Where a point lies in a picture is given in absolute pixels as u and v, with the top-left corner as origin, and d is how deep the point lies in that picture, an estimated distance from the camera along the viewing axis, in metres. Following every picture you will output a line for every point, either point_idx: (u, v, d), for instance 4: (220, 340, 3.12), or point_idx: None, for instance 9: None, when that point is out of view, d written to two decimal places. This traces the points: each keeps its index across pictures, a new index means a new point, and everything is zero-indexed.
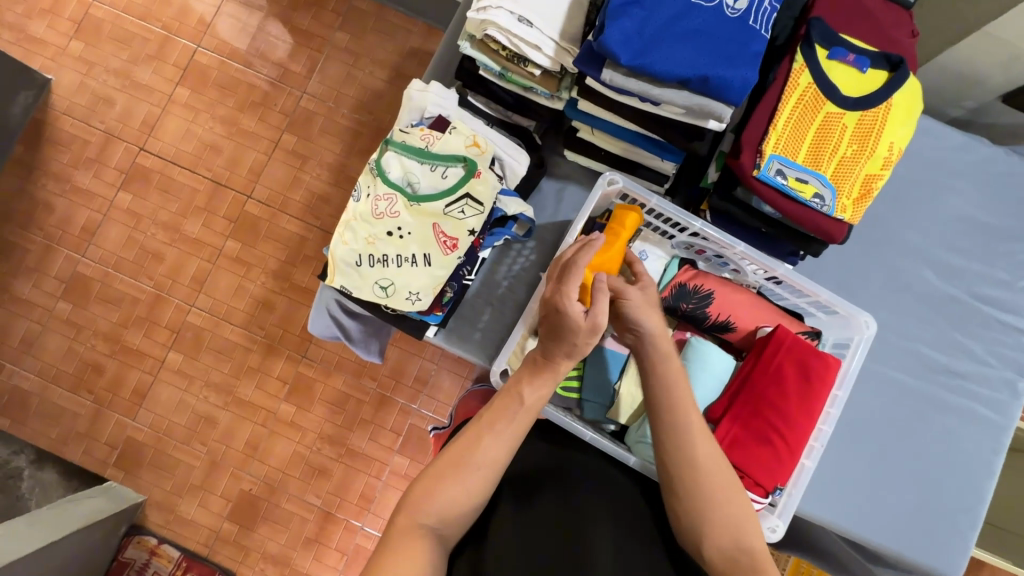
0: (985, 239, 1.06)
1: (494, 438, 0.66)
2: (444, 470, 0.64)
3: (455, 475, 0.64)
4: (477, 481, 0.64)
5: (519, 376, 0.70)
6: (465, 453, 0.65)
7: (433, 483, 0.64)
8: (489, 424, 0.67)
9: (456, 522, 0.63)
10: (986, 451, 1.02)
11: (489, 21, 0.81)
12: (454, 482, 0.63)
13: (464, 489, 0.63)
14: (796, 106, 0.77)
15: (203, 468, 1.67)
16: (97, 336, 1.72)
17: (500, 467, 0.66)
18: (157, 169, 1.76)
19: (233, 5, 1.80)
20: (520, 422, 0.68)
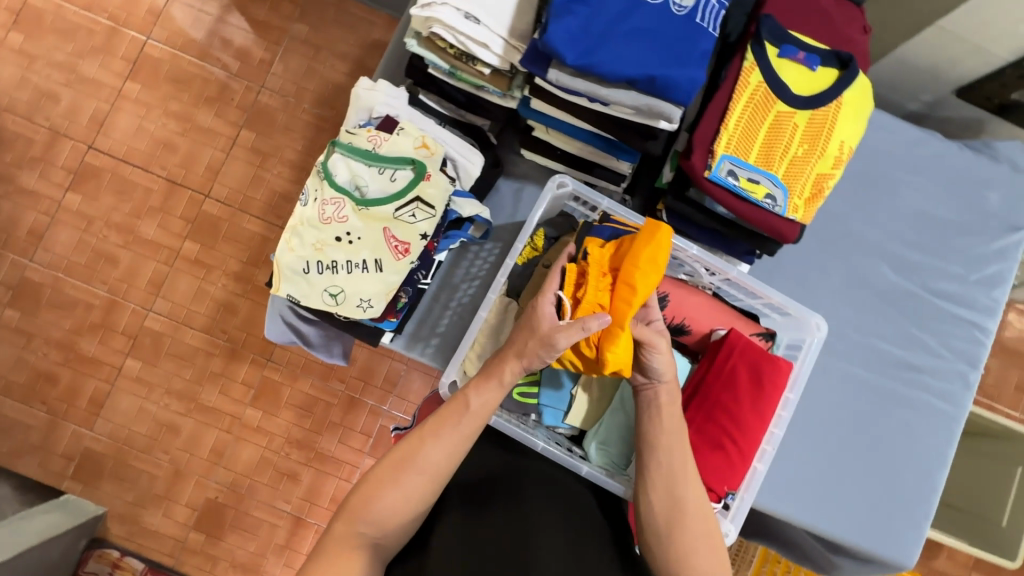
0: (939, 234, 1.08)
1: (439, 445, 0.65)
2: (384, 475, 0.63)
3: (394, 481, 0.63)
4: (418, 487, 0.63)
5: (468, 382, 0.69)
6: (405, 459, 0.64)
7: (372, 490, 0.62)
8: (432, 429, 0.66)
9: (394, 529, 0.62)
10: (940, 442, 1.04)
11: (434, 17, 0.78)
12: (392, 489, 0.62)
13: (405, 494, 0.62)
14: (747, 105, 0.76)
15: (166, 477, 1.62)
16: (49, 344, 1.64)
17: (442, 473, 0.64)
18: (108, 168, 1.68)
19: None
20: (464, 429, 0.66)
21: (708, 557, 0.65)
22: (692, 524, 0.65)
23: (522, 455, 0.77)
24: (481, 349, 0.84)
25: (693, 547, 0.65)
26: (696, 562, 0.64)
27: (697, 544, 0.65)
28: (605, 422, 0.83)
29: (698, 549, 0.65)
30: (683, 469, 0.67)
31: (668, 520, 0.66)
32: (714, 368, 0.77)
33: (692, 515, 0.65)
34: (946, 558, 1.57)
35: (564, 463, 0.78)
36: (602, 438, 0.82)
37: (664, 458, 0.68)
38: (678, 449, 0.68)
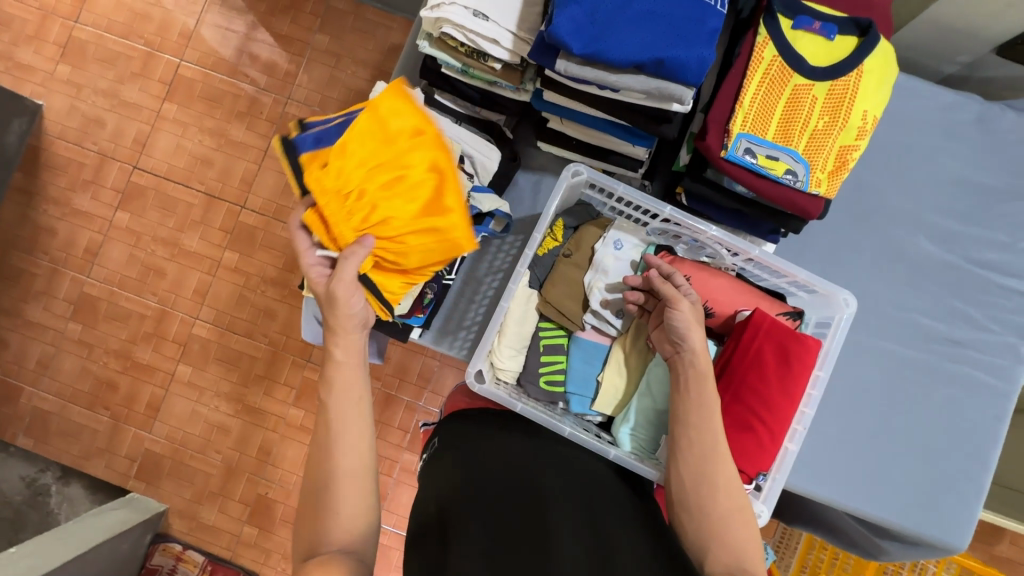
0: (981, 201, 1.03)
1: (342, 435, 0.64)
2: (315, 494, 0.62)
3: (329, 495, 0.62)
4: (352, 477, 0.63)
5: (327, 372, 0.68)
6: (326, 469, 0.63)
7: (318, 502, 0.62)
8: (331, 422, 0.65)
9: (357, 529, 0.62)
10: (990, 419, 0.99)
11: (444, 18, 0.80)
12: (337, 493, 0.62)
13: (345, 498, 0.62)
14: (762, 81, 0.75)
15: (220, 474, 1.72)
16: (108, 354, 1.76)
17: (363, 455, 0.65)
18: (152, 186, 1.78)
19: (213, 15, 1.80)
20: (352, 401, 0.66)
21: (741, 530, 0.64)
22: (721, 500, 0.65)
23: (545, 440, 0.79)
24: (506, 339, 0.87)
25: (723, 520, 0.64)
26: (728, 535, 0.63)
27: (730, 518, 0.64)
28: (632, 408, 0.83)
29: (729, 523, 0.64)
30: (712, 444, 0.67)
31: (698, 495, 0.66)
32: (739, 349, 0.77)
33: (722, 490, 0.65)
34: (1008, 542, 1.50)
35: (590, 447, 0.80)
36: (631, 422, 0.83)
37: (695, 435, 0.68)
38: (709, 424, 0.68)
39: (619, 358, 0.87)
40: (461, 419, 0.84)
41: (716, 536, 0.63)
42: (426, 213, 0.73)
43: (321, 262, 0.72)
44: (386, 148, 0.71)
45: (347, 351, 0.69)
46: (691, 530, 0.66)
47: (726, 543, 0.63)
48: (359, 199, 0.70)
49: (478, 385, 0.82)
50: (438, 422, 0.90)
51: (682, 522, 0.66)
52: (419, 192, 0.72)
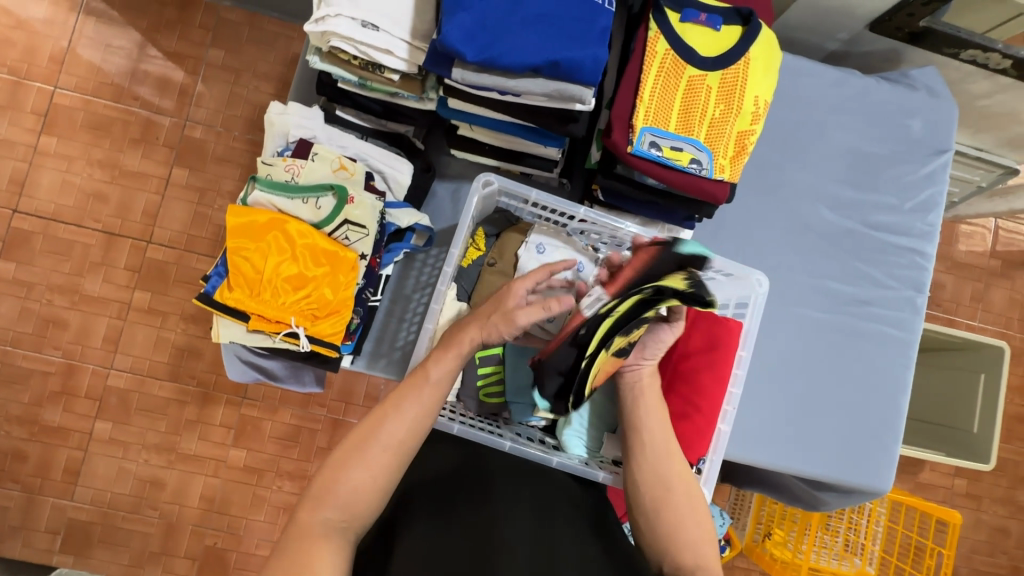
0: (870, 167, 1.10)
1: (399, 419, 0.62)
2: (345, 452, 0.59)
3: (355, 462, 0.59)
4: (386, 456, 0.60)
5: (429, 358, 0.68)
6: (368, 436, 0.61)
7: (347, 467, 0.59)
8: (398, 401, 0.64)
9: (366, 505, 0.58)
10: (899, 367, 1.08)
11: (331, 31, 0.76)
12: (359, 465, 0.59)
13: (371, 471, 0.59)
14: (659, 74, 0.76)
15: (160, 532, 1.59)
16: (11, 421, 1.58)
17: (408, 448, 0.62)
18: (38, 230, 1.61)
19: (87, 35, 1.64)
20: (427, 401, 0.65)
21: (699, 529, 0.64)
22: (677, 502, 0.65)
23: (482, 451, 0.77)
24: None
25: (680, 519, 0.64)
26: (685, 537, 0.63)
27: (676, 522, 0.64)
28: (573, 410, 0.82)
29: (688, 526, 0.64)
30: (661, 445, 0.69)
31: (653, 499, 0.66)
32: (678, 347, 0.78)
33: (677, 493, 0.66)
34: (929, 471, 1.65)
35: (533, 457, 0.78)
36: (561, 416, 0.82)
37: (647, 439, 0.70)
38: (647, 440, 0.69)
39: None
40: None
41: (672, 539, 0.63)
42: (310, 262, 0.82)
43: (266, 288, 0.81)
44: (248, 243, 0.81)
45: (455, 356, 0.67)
46: (649, 537, 0.65)
47: (690, 544, 0.63)
48: (260, 278, 0.82)
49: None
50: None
51: (640, 524, 0.66)
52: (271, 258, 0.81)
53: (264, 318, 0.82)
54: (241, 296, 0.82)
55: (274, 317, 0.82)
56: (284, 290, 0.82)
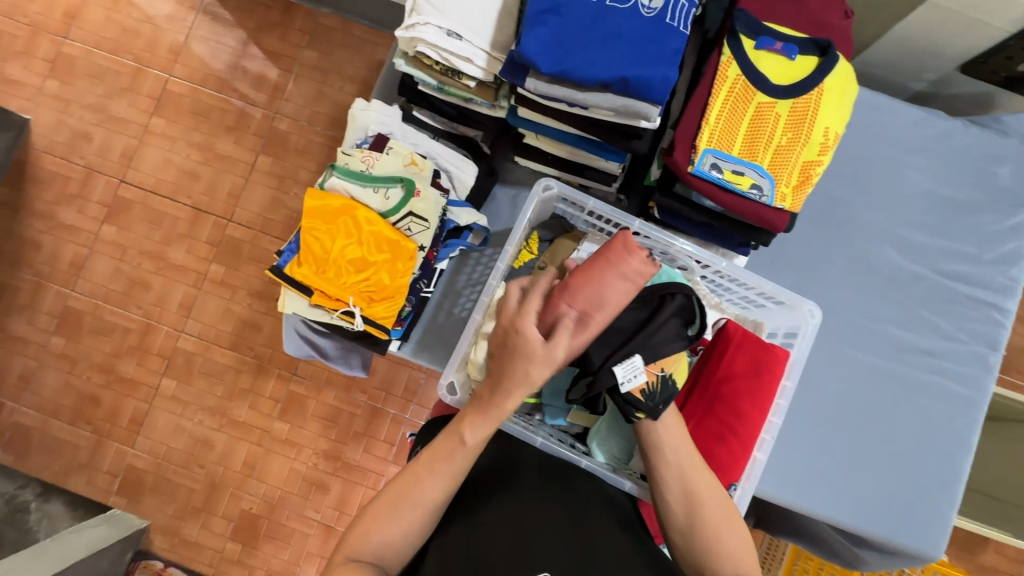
0: (948, 213, 1.05)
1: (432, 481, 0.65)
2: (378, 508, 0.64)
3: (391, 515, 0.63)
4: (420, 516, 0.64)
5: (463, 415, 0.66)
6: (400, 493, 0.64)
7: (384, 512, 0.63)
8: (429, 462, 0.65)
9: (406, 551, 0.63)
10: (963, 428, 1.01)
11: (418, 37, 0.82)
12: (392, 523, 0.63)
13: (404, 529, 0.63)
14: (727, 98, 0.77)
15: (203, 490, 1.70)
16: (92, 368, 1.76)
17: (439, 506, 0.65)
18: (138, 200, 1.79)
19: (202, 31, 1.83)
20: (459, 465, 0.65)
21: (736, 538, 0.65)
22: (710, 514, 0.65)
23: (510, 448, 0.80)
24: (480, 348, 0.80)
25: (716, 531, 0.65)
26: (724, 547, 0.64)
27: (711, 534, 0.64)
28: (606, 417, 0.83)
29: (724, 537, 0.64)
30: (686, 460, 0.67)
31: (687, 515, 0.66)
32: (717, 368, 0.75)
33: (709, 503, 0.65)
34: (994, 553, 1.50)
35: (563, 457, 0.80)
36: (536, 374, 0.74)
37: (670, 454, 0.67)
38: (671, 459, 0.67)
39: None
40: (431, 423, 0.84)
41: (709, 551, 0.64)
42: (374, 247, 0.88)
43: (330, 266, 0.88)
44: (319, 223, 0.88)
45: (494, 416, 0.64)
46: (686, 553, 0.66)
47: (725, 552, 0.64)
48: (327, 257, 0.88)
49: (451, 397, 0.81)
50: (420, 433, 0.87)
51: (678, 545, 0.66)
52: (339, 240, 0.88)
53: (325, 293, 0.88)
54: (309, 272, 0.88)
55: (336, 293, 0.88)
56: (347, 269, 0.88)
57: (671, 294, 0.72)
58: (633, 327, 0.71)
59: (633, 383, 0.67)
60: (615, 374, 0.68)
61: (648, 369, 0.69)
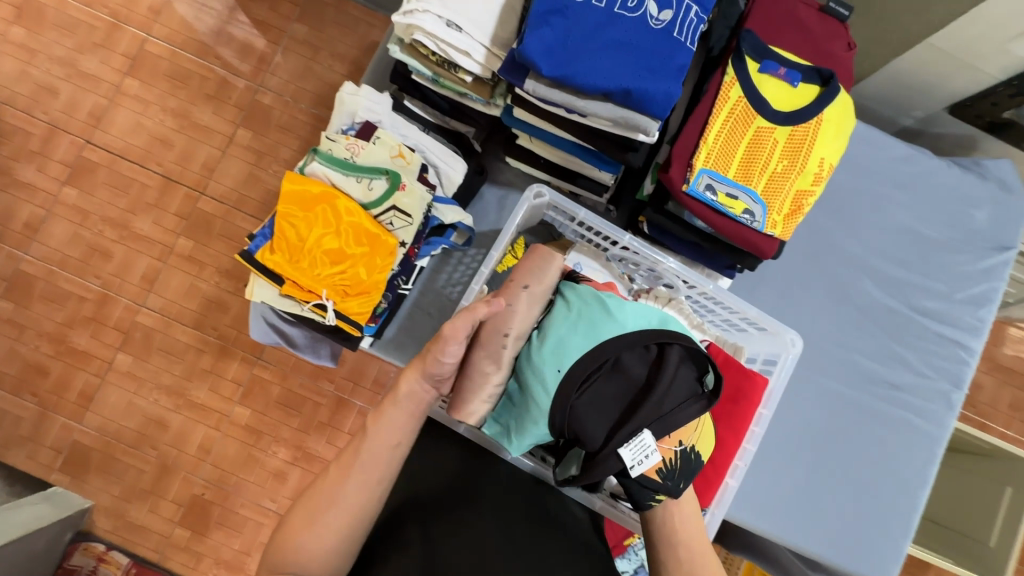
0: (927, 251, 1.07)
1: (351, 482, 0.63)
2: (299, 516, 0.62)
3: (308, 521, 0.60)
4: (341, 519, 0.61)
5: (380, 411, 0.66)
6: (321, 500, 0.62)
7: (305, 519, 0.61)
8: (347, 462, 0.63)
9: (327, 564, 0.61)
10: (922, 462, 1.03)
11: (415, 24, 0.78)
12: (311, 529, 0.60)
13: (324, 535, 0.61)
14: (727, 119, 0.76)
15: (153, 472, 1.63)
16: (41, 337, 1.66)
17: (361, 510, 0.62)
18: (104, 163, 1.69)
19: None
20: (377, 462, 0.64)
21: None
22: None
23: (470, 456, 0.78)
24: None
25: None
26: None
27: None
28: None
29: None
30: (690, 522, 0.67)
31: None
32: None
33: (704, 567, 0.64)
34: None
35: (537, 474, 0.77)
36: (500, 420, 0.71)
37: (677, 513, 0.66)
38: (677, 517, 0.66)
39: None
40: None
41: None
42: (352, 240, 0.84)
43: (303, 256, 0.84)
44: (296, 209, 0.84)
45: (406, 409, 0.66)
46: None
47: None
48: (301, 245, 0.84)
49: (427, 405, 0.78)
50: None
51: None
52: (316, 228, 0.84)
53: (295, 282, 0.84)
54: (280, 257, 0.84)
55: (305, 284, 0.84)
56: (319, 261, 0.84)
57: (668, 344, 0.66)
58: (644, 397, 0.63)
59: (644, 464, 0.62)
60: (622, 458, 0.61)
61: (663, 447, 0.65)
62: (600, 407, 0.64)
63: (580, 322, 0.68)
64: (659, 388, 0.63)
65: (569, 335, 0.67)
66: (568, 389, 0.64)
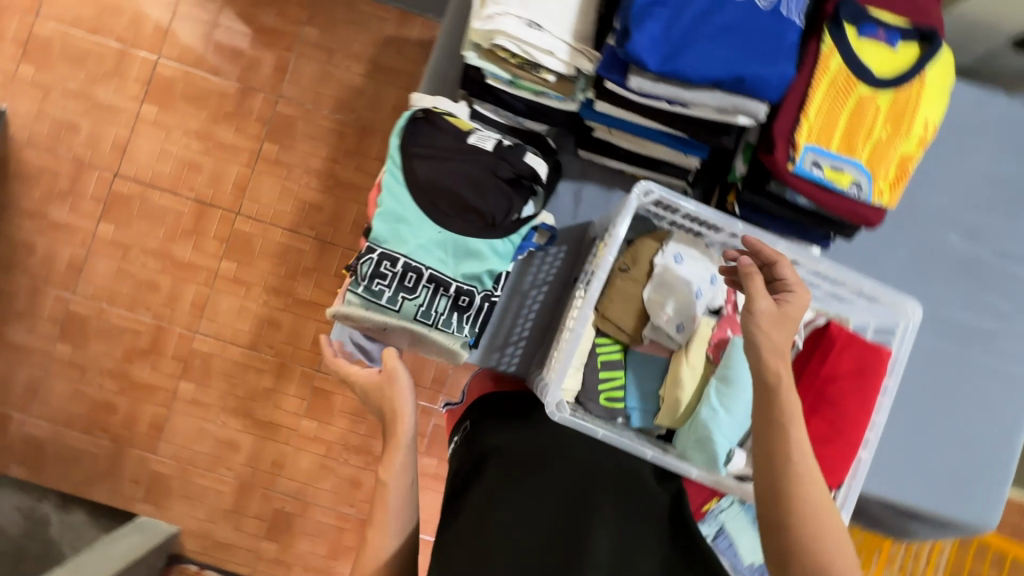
0: (1008, 194, 1.05)
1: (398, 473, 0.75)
2: (377, 520, 0.73)
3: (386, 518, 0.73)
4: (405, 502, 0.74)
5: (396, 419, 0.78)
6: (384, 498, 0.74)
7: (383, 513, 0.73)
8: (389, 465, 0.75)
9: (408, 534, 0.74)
10: (1017, 405, 1.04)
11: (498, 29, 0.76)
12: (388, 517, 0.73)
13: (399, 522, 0.73)
14: (829, 90, 0.74)
15: (232, 492, 1.67)
16: (103, 373, 1.68)
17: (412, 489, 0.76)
18: (137, 195, 1.68)
19: (189, 5, 1.68)
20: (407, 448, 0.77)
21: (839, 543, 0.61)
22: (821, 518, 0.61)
23: (536, 428, 0.84)
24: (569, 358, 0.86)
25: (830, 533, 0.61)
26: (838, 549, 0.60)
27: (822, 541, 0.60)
28: (700, 420, 0.83)
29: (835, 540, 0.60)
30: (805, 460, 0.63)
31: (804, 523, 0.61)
32: (820, 371, 0.74)
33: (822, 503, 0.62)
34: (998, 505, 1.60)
35: (671, 467, 0.81)
36: (496, 274, 0.87)
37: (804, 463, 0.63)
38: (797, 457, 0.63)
39: (681, 372, 0.85)
40: (503, 422, 0.88)
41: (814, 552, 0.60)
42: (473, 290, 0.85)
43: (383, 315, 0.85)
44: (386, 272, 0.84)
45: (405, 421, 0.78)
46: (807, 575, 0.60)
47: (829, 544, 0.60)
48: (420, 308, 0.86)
49: (558, 415, 0.79)
50: (467, 408, 0.98)
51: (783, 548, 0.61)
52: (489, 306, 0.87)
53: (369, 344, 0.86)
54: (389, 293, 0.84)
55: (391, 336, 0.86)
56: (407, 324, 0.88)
57: (418, 157, 0.85)
58: (442, 175, 0.84)
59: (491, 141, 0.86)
60: (528, 160, 0.87)
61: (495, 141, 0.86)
62: (455, 176, 0.84)
63: (405, 222, 0.83)
64: (448, 154, 0.85)
65: (416, 236, 0.83)
66: (448, 220, 0.84)
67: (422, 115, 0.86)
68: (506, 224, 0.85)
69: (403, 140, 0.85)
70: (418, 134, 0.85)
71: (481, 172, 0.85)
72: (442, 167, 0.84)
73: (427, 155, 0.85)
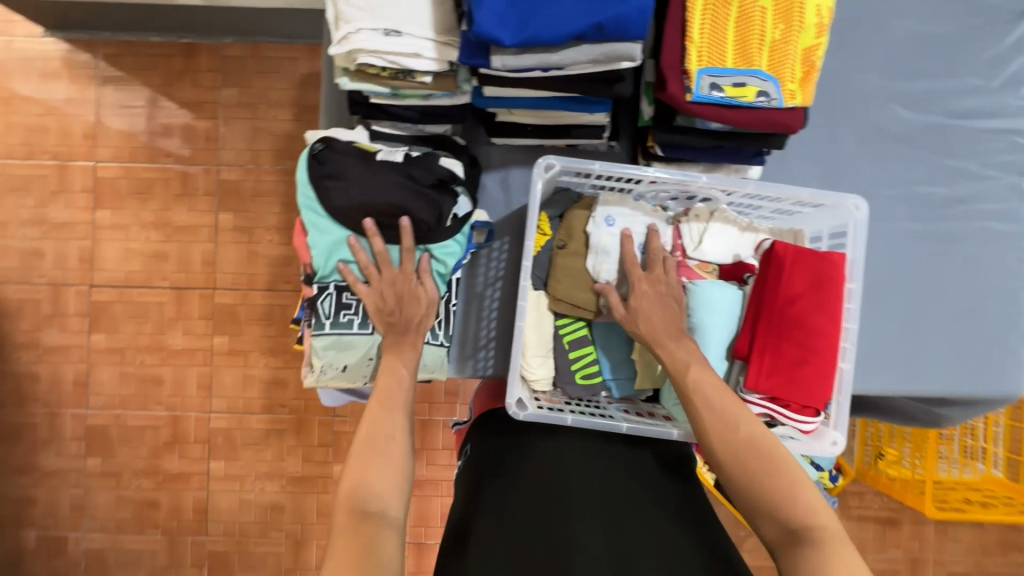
0: (948, 50, 0.98)
1: (387, 458, 0.69)
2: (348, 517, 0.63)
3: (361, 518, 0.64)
4: (391, 492, 0.67)
5: (366, 408, 0.74)
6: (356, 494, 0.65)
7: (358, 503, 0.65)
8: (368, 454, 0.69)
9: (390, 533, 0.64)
10: (1013, 263, 0.99)
11: (356, 48, 0.74)
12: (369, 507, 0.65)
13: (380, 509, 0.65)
14: (705, 8, 0.71)
15: (290, 551, 1.67)
16: (138, 475, 1.65)
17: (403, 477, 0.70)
18: (116, 300, 1.60)
19: (109, 93, 1.56)
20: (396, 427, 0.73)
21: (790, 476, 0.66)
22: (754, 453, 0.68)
23: (520, 433, 0.87)
24: (532, 350, 0.84)
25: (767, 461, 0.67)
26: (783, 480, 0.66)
27: (760, 470, 0.67)
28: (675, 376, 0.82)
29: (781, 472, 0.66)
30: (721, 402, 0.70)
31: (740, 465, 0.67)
32: (780, 295, 0.75)
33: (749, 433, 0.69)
34: None
35: (654, 433, 0.79)
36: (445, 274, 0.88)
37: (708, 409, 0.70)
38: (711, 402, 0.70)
39: None
40: (491, 437, 0.88)
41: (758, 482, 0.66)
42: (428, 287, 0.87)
43: (362, 284, 0.83)
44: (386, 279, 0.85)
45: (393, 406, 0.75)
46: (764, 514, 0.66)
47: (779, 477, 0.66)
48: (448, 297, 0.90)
49: (523, 412, 0.78)
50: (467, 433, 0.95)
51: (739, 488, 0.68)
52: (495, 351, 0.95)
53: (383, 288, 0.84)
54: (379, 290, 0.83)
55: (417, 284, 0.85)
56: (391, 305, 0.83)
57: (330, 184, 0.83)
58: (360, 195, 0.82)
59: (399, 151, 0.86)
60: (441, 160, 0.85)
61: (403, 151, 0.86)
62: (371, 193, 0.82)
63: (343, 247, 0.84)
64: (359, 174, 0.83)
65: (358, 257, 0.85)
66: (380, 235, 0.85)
67: (321, 145, 0.84)
68: (442, 229, 0.85)
69: (311, 173, 0.84)
70: (323, 162, 0.83)
71: (391, 185, 0.82)
72: (356, 188, 0.82)
73: (339, 180, 0.83)
